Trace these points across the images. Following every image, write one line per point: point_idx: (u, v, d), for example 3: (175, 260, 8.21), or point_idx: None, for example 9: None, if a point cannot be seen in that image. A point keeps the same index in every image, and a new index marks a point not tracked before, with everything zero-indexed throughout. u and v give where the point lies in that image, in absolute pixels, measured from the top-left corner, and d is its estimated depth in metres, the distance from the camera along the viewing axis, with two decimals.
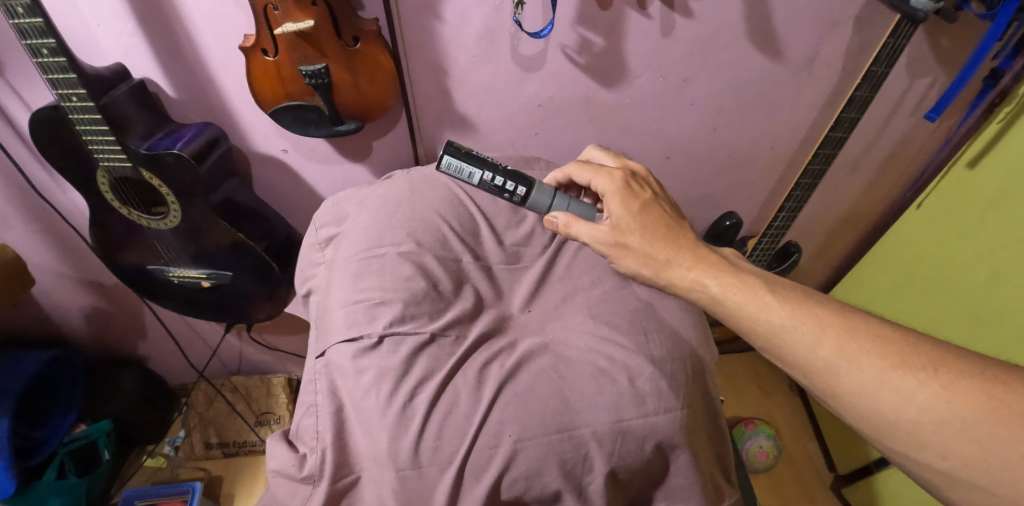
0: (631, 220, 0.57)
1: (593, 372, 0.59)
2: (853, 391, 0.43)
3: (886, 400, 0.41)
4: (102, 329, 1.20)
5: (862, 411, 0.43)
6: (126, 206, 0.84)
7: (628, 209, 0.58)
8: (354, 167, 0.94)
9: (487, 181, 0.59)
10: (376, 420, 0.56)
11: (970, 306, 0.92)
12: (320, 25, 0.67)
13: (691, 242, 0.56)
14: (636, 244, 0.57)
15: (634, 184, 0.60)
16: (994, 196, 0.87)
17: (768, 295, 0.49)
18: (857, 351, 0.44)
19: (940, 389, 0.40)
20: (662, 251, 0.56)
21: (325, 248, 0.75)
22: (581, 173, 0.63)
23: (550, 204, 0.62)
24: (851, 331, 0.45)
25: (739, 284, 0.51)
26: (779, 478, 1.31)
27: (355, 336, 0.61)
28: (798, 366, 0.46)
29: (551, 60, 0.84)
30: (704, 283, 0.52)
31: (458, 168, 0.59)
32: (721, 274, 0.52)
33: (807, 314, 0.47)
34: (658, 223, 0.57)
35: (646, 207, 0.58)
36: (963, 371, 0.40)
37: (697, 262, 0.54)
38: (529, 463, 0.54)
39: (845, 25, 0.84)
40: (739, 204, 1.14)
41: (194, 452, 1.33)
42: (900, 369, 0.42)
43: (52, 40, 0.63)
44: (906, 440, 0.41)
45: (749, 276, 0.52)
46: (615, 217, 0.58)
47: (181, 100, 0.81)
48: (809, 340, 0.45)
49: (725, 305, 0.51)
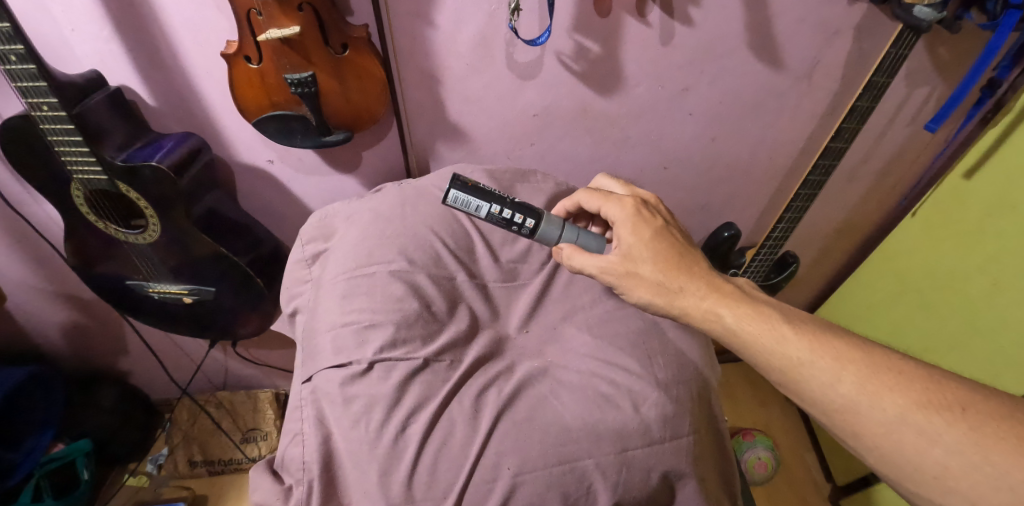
0: (641, 247, 0.54)
1: (594, 397, 0.56)
2: (876, 430, 0.41)
3: (909, 440, 0.40)
4: (80, 344, 1.15)
5: (884, 451, 0.41)
6: (103, 220, 0.80)
7: (640, 236, 0.55)
8: (343, 178, 0.91)
9: (495, 212, 0.55)
10: (365, 452, 0.53)
11: (969, 318, 0.90)
12: (306, 31, 0.64)
13: (704, 271, 0.53)
14: (648, 274, 0.53)
15: (645, 211, 0.58)
16: (991, 207, 0.86)
17: (785, 326, 0.47)
18: (880, 388, 0.42)
19: (968, 430, 0.38)
20: (676, 279, 0.53)
21: (311, 266, 0.71)
22: (590, 200, 0.61)
23: (559, 236, 0.58)
24: (872, 367, 0.43)
25: (755, 315, 0.49)
26: (777, 490, 1.28)
27: (344, 362, 0.57)
28: (816, 403, 0.44)
29: (547, 69, 0.81)
30: (718, 313, 0.50)
31: (466, 201, 0.55)
32: (737, 304, 0.50)
33: (826, 348, 0.45)
34: (670, 251, 0.54)
35: (658, 234, 0.55)
36: (991, 413, 0.39)
37: (711, 291, 0.51)
38: (528, 498, 0.50)
39: (846, 34, 0.82)
40: (737, 213, 1.12)
41: (177, 470, 1.27)
42: (925, 408, 0.40)
43: (20, 46, 0.59)
44: (932, 484, 0.39)
45: (765, 307, 0.49)
46: (625, 245, 0.55)
47: (160, 109, 0.77)
48: (829, 376, 0.43)
49: (741, 337, 0.48)
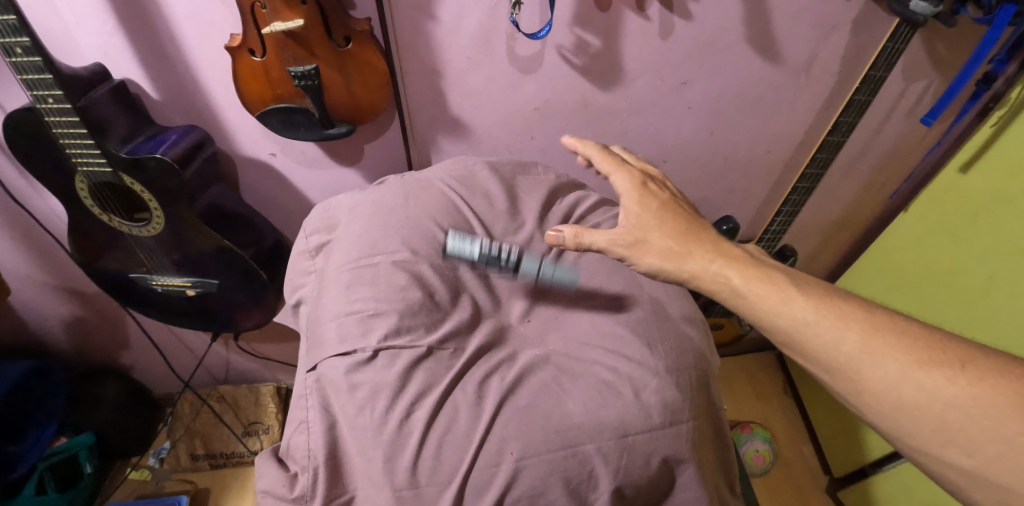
0: (649, 219, 0.56)
1: (595, 385, 0.57)
2: (878, 387, 0.45)
3: (910, 396, 0.43)
4: (82, 338, 1.16)
5: (885, 407, 0.44)
6: (107, 213, 0.80)
7: (646, 208, 0.57)
8: (345, 171, 0.92)
9: (483, 249, 0.66)
10: (370, 438, 0.53)
11: (964, 310, 0.92)
12: (310, 25, 0.64)
13: (711, 236, 0.55)
14: (657, 242, 0.55)
15: (652, 184, 0.59)
16: (986, 200, 0.87)
17: (791, 288, 0.50)
18: (883, 348, 0.45)
19: (967, 385, 0.42)
20: (685, 244, 0.54)
21: (314, 257, 0.72)
22: (603, 163, 0.61)
23: (539, 271, 0.68)
24: (876, 327, 0.46)
25: (761, 277, 0.51)
26: (775, 482, 1.30)
27: (348, 350, 0.58)
28: (820, 362, 0.47)
29: (547, 62, 0.82)
30: (725, 274, 0.52)
31: (457, 246, 0.66)
32: (744, 266, 0.52)
33: (831, 310, 0.48)
34: (677, 221, 0.56)
35: (664, 206, 0.57)
36: (988, 369, 0.43)
37: (718, 255, 0.53)
38: (531, 482, 0.51)
39: (843, 28, 0.83)
40: (736, 207, 1.13)
41: (179, 463, 1.28)
42: (926, 365, 0.44)
43: (26, 38, 0.60)
44: (931, 437, 0.43)
45: (770, 270, 0.52)
46: (632, 216, 0.56)
47: (164, 102, 0.78)
48: (834, 335, 0.46)
49: (747, 298, 0.50)
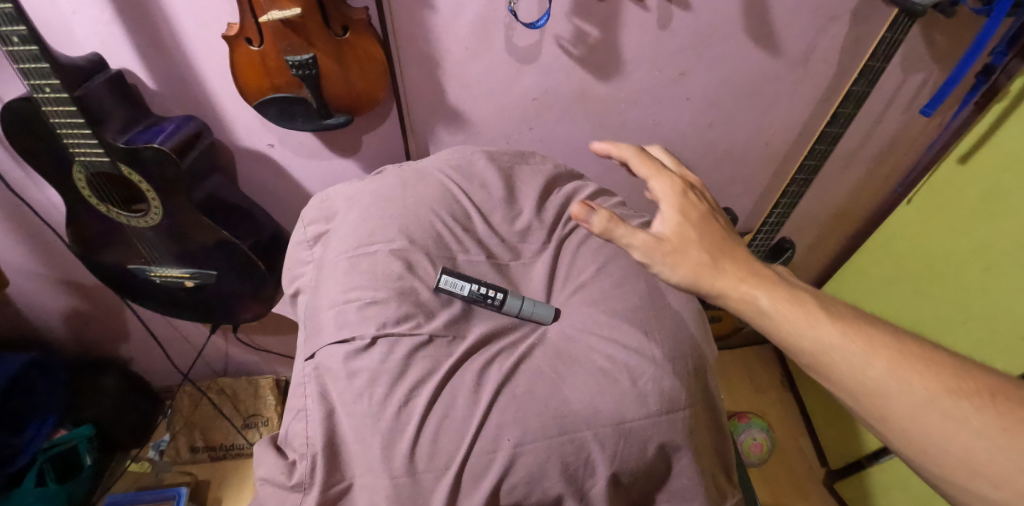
0: (688, 229, 0.54)
1: (594, 372, 0.57)
2: (904, 414, 0.43)
3: (937, 423, 0.42)
4: (82, 330, 1.16)
5: (913, 435, 0.43)
6: (104, 203, 0.80)
7: (686, 218, 0.55)
8: (343, 161, 0.92)
9: (475, 289, 0.62)
10: (369, 425, 0.54)
11: (964, 301, 0.92)
12: (307, 13, 0.64)
13: (744, 257, 0.54)
14: (693, 254, 0.53)
15: (692, 195, 0.58)
16: (986, 192, 0.86)
17: (818, 309, 0.48)
18: (910, 374, 0.44)
19: (998, 417, 0.41)
20: (718, 260, 0.52)
21: (313, 246, 0.72)
22: (642, 165, 0.59)
23: (520, 308, 0.64)
24: (903, 353, 0.45)
25: (789, 297, 0.49)
26: (772, 474, 1.31)
27: (346, 338, 0.58)
28: (844, 386, 0.46)
29: (546, 53, 0.82)
30: (752, 294, 0.50)
31: (451, 281, 0.62)
32: (771, 287, 0.50)
33: (857, 333, 0.47)
34: (713, 236, 0.54)
35: (703, 218, 0.55)
36: (1018, 402, 0.42)
37: (749, 274, 0.51)
38: (529, 468, 0.52)
39: (842, 19, 0.83)
40: (735, 199, 1.13)
41: (179, 455, 1.28)
42: (955, 395, 0.43)
43: (23, 27, 0.60)
44: (962, 471, 0.41)
45: (798, 291, 0.50)
46: (671, 225, 0.54)
47: (161, 92, 0.77)
48: (861, 358, 0.45)
49: (772, 317, 0.49)
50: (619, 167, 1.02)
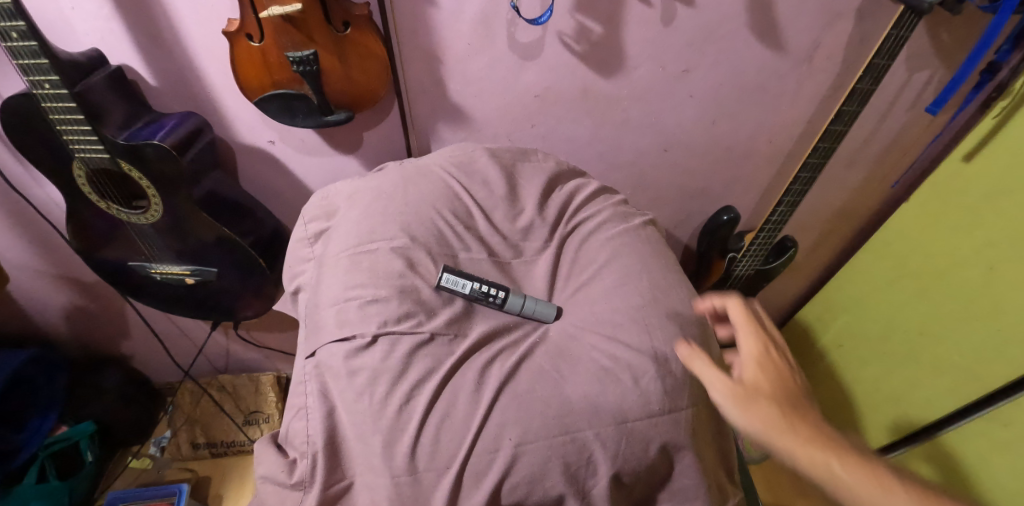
0: (765, 382, 0.55)
1: (596, 371, 0.57)
2: None
3: None
4: (83, 327, 1.16)
5: None
6: (104, 200, 0.80)
7: (766, 375, 0.56)
8: (344, 158, 0.91)
9: (477, 287, 0.62)
10: (370, 424, 0.53)
11: (968, 301, 0.91)
12: (307, 8, 0.63)
13: (821, 420, 0.53)
14: (770, 407, 0.52)
15: (776, 352, 0.59)
16: (992, 191, 0.85)
17: (893, 486, 0.48)
18: None
19: None
20: (795, 417, 0.52)
21: (313, 244, 0.72)
22: (738, 315, 0.63)
23: (521, 306, 0.64)
24: None
25: (865, 471, 0.49)
26: (773, 472, 1.31)
27: (347, 336, 0.58)
28: None
29: (548, 48, 0.81)
30: (828, 460, 0.49)
31: (453, 279, 0.62)
32: (847, 455, 0.50)
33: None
34: (789, 395, 0.54)
35: (781, 377, 0.56)
36: None
37: (826, 438, 0.51)
38: (530, 467, 0.52)
39: (847, 16, 0.82)
40: (737, 197, 1.13)
41: (180, 451, 1.29)
42: None
43: (22, 23, 0.59)
44: None
45: (875, 465, 0.50)
46: (751, 378, 0.56)
47: (161, 88, 0.77)
48: None
49: (844, 487, 0.48)
50: (621, 164, 1.02)
